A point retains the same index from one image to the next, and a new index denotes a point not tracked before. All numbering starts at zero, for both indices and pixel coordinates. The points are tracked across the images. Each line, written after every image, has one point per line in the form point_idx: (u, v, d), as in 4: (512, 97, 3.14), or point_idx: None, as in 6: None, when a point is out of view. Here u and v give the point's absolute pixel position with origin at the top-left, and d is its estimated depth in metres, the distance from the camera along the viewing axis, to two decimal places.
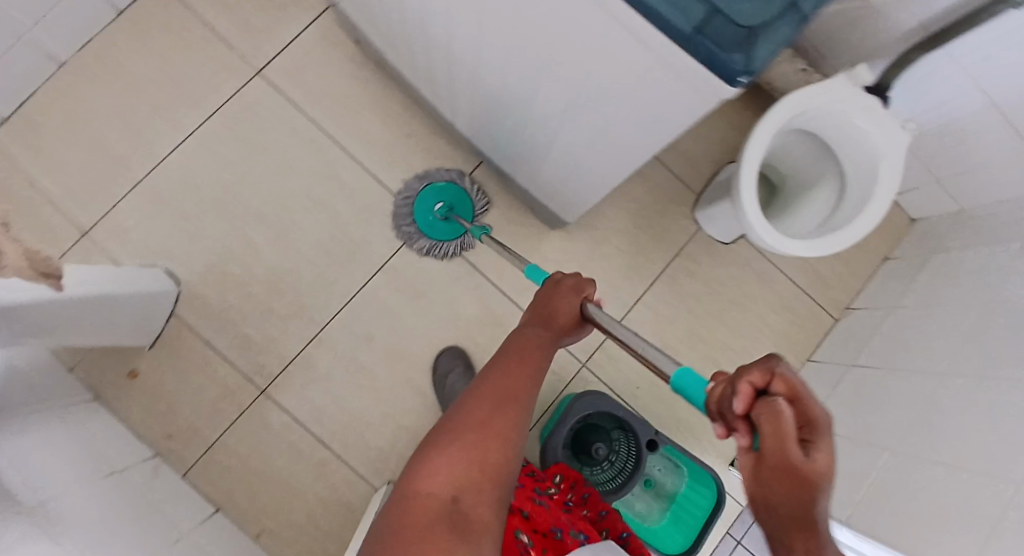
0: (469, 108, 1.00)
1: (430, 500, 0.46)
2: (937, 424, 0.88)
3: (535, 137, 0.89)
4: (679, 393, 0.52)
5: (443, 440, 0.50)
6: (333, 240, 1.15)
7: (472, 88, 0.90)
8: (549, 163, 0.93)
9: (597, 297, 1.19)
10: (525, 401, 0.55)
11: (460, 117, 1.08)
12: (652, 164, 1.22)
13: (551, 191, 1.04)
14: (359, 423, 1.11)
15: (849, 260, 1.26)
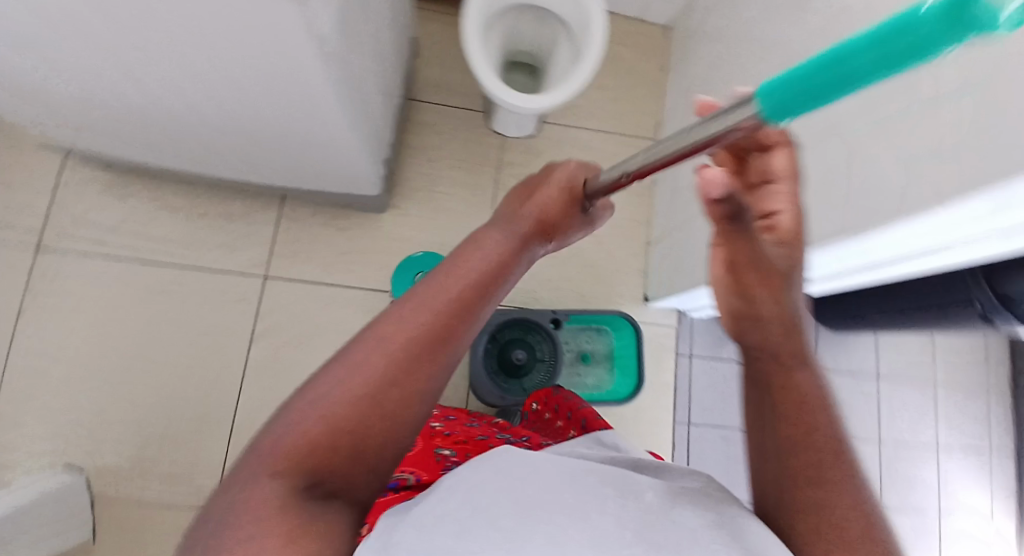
0: (221, 148, 0.99)
1: (321, 416, 0.43)
2: None
3: (282, 132, 0.90)
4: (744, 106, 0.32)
5: (346, 361, 0.45)
6: (196, 341, 1.14)
7: (203, 125, 0.90)
8: (311, 144, 0.94)
9: (454, 242, 1.21)
10: (454, 343, 0.48)
11: (227, 166, 1.07)
12: (431, 106, 1.25)
13: (341, 172, 1.04)
14: None
15: (638, 80, 1.31)
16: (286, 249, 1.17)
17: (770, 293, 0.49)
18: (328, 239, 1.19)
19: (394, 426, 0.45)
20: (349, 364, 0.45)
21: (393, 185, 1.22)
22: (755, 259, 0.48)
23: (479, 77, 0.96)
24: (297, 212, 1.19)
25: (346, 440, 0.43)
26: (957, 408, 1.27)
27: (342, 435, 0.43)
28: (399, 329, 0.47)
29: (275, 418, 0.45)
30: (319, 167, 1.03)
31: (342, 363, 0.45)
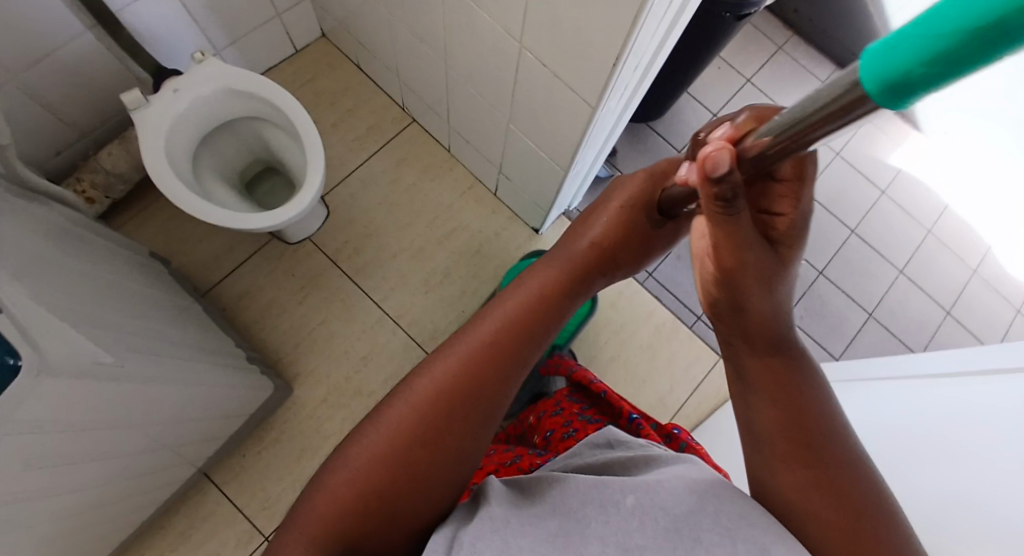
0: (107, 509, 0.83)
1: (366, 457, 0.59)
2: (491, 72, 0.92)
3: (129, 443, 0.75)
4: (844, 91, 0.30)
5: (392, 398, 0.63)
6: None
7: (60, 519, 0.73)
8: (163, 425, 0.79)
9: (368, 350, 1.13)
10: (466, 403, 0.62)
11: (135, 511, 0.92)
12: (229, 279, 1.12)
13: (223, 409, 0.92)
14: None
15: (352, 96, 1.25)
16: (259, 502, 1.05)
17: (745, 275, 0.47)
18: (276, 460, 1.06)
19: (421, 477, 0.60)
20: (388, 407, 0.63)
21: (277, 363, 1.10)
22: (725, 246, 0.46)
23: (229, 223, 0.88)
24: (231, 471, 1.05)
25: (383, 482, 0.59)
26: (777, 73, 1.41)
27: (380, 474, 0.59)
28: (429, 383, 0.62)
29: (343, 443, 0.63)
30: (204, 427, 0.91)
31: (385, 406, 0.62)
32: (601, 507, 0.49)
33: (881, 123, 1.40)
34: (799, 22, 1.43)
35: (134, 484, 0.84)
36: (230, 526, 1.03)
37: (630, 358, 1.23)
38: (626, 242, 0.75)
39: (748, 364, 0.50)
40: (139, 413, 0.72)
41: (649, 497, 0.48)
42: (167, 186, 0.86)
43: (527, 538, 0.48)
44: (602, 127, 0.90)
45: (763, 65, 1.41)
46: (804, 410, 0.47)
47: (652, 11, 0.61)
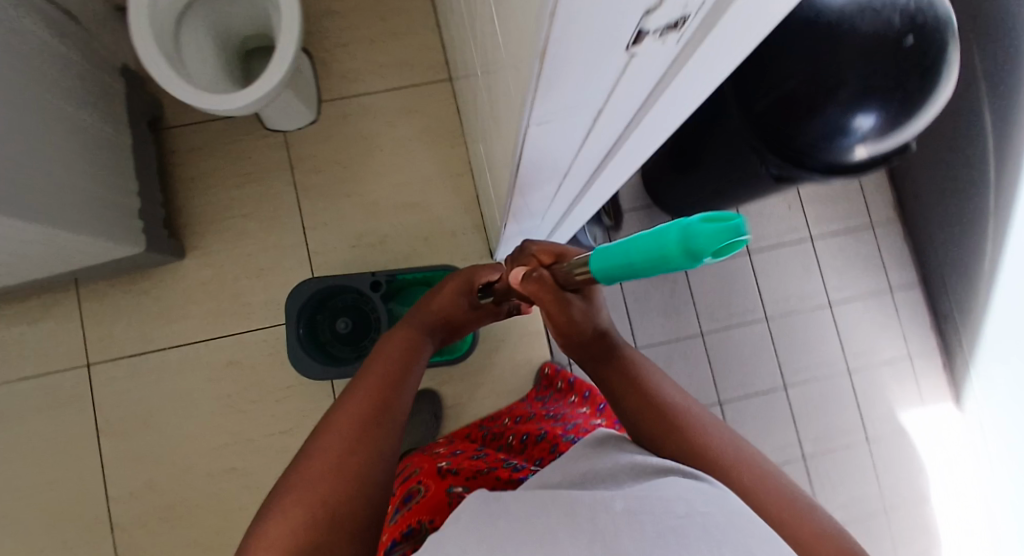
0: None
1: (286, 524, 0.46)
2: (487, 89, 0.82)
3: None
4: (608, 263, 0.38)
5: (302, 456, 0.52)
6: (45, 455, 1.04)
7: None
8: (25, 239, 0.81)
9: (269, 263, 1.11)
10: (385, 413, 0.56)
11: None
12: (194, 130, 1.11)
13: (101, 248, 0.93)
14: (212, 543, 1.04)
15: (407, 26, 1.17)
16: (100, 333, 1.07)
17: (575, 319, 0.54)
18: (135, 307, 1.08)
19: (364, 492, 0.50)
20: (320, 438, 0.53)
21: (186, 227, 1.10)
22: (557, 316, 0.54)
23: (157, 77, 0.83)
24: (96, 292, 1.07)
25: (346, 497, 0.49)
26: (847, 249, 1.18)
27: (342, 482, 0.49)
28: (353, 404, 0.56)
29: (256, 530, 0.48)
30: (76, 253, 0.92)
31: (300, 461, 0.51)
32: (586, 513, 0.35)
33: (921, 369, 1.17)
34: (914, 210, 1.18)
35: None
36: (68, 336, 1.06)
37: None
38: (462, 313, 0.74)
39: (610, 379, 0.56)
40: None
41: (642, 503, 0.36)
42: (134, 22, 0.83)
43: (519, 539, 0.35)
44: (542, 202, 0.80)
45: (839, 232, 1.19)
46: (665, 405, 0.52)
47: (542, 118, 0.49)
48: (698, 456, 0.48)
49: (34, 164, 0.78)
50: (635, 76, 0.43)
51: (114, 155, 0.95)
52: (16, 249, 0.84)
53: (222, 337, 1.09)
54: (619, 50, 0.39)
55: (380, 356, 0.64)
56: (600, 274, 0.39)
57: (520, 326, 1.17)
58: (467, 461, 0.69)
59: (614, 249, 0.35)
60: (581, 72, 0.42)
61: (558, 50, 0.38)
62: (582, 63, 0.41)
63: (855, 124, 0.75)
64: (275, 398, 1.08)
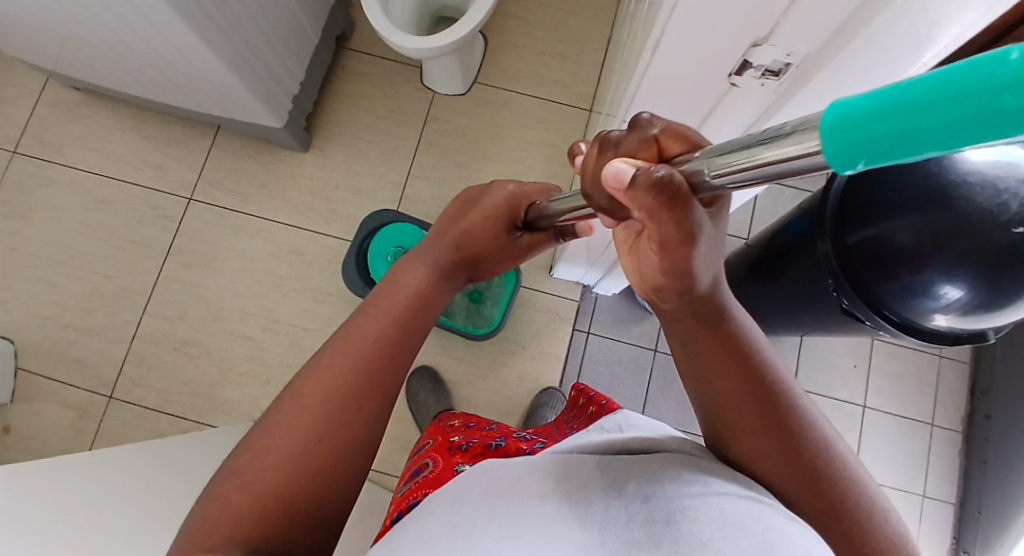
0: (149, 75, 1.05)
1: (246, 493, 0.40)
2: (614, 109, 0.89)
3: (185, 61, 0.94)
4: (843, 139, 0.17)
5: (278, 412, 0.44)
6: (119, 250, 1.18)
7: (119, 48, 0.96)
8: (211, 75, 0.97)
9: (367, 188, 1.22)
10: (378, 373, 0.47)
11: (164, 95, 1.13)
12: (369, 59, 1.27)
13: (255, 112, 1.08)
14: (202, 388, 1.13)
15: (577, 54, 1.30)
16: (213, 178, 1.21)
17: (695, 263, 0.39)
18: (249, 171, 1.22)
19: (345, 461, 0.44)
20: (287, 411, 0.44)
21: (320, 129, 1.24)
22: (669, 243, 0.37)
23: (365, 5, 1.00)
24: (228, 145, 1.23)
25: (319, 477, 0.42)
26: (891, 432, 1.12)
27: (310, 471, 0.42)
28: (327, 378, 0.45)
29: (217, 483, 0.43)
30: (235, 106, 1.08)
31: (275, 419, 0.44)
32: (594, 495, 0.37)
33: None
34: (977, 430, 1.10)
35: (167, 78, 1.03)
36: (189, 169, 1.21)
37: None
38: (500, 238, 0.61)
39: (706, 344, 0.45)
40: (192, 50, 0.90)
41: (650, 486, 0.37)
42: None
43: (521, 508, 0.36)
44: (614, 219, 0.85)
45: (892, 412, 1.13)
46: (766, 403, 0.44)
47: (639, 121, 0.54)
48: (789, 465, 0.42)
49: (247, 20, 0.93)
50: (734, 108, 0.47)
51: (303, 48, 1.12)
52: (198, 77, 0.99)
53: (299, 228, 1.20)
54: (721, 76, 0.44)
55: (389, 290, 0.52)
56: (835, 151, 0.18)
57: (541, 345, 1.16)
58: (476, 436, 0.73)
59: (917, 86, 0.14)
60: (687, 88, 0.47)
61: (668, 52, 0.43)
62: (687, 77, 0.45)
63: (942, 290, 0.71)
64: (313, 298, 1.17)
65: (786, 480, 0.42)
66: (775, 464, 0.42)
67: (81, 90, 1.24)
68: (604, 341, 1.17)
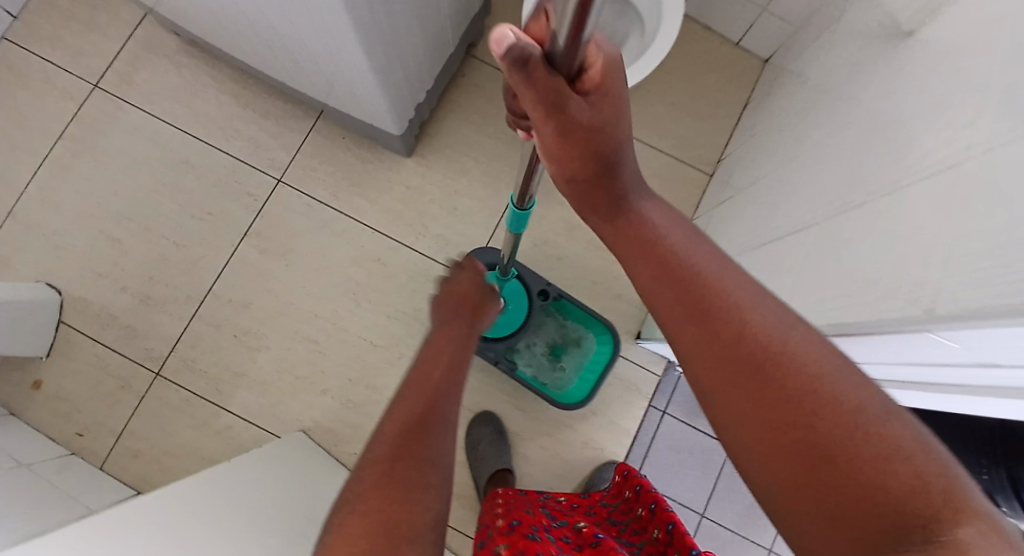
0: (274, 54, 0.97)
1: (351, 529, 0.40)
2: (796, 191, 0.81)
3: (330, 59, 0.87)
4: None
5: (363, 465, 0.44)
6: (193, 219, 1.11)
7: (260, 27, 0.88)
8: (349, 76, 0.90)
9: (463, 209, 1.15)
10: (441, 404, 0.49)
11: (278, 72, 1.05)
12: (492, 73, 1.19)
13: (375, 116, 1.01)
14: (255, 384, 1.06)
15: (706, 115, 1.24)
16: (305, 164, 1.14)
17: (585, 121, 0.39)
18: (345, 165, 1.14)
19: (420, 497, 0.42)
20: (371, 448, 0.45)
21: (426, 136, 1.16)
22: (563, 118, 0.39)
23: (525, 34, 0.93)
24: (328, 133, 1.15)
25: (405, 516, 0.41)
26: None
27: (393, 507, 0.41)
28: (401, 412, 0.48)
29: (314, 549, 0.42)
30: (356, 105, 1.01)
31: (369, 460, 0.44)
32: None
33: None
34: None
35: (297, 64, 0.96)
36: (282, 149, 1.14)
37: (532, 480, 1.13)
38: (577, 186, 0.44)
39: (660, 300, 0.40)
40: (344, 55, 0.83)
41: None
42: None
43: None
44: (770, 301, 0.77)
45: None
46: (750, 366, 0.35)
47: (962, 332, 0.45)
48: (778, 462, 0.33)
49: (406, 32, 0.86)
50: None
51: (439, 57, 1.04)
52: (331, 75, 0.92)
53: (386, 236, 1.13)
54: None
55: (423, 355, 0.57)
56: None
57: (613, 415, 1.17)
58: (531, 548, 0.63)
59: None
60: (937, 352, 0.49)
61: None
62: None
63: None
64: (386, 314, 1.10)
65: (780, 483, 0.33)
66: (765, 466, 0.34)
67: (182, 37, 1.15)
68: (675, 424, 1.20)
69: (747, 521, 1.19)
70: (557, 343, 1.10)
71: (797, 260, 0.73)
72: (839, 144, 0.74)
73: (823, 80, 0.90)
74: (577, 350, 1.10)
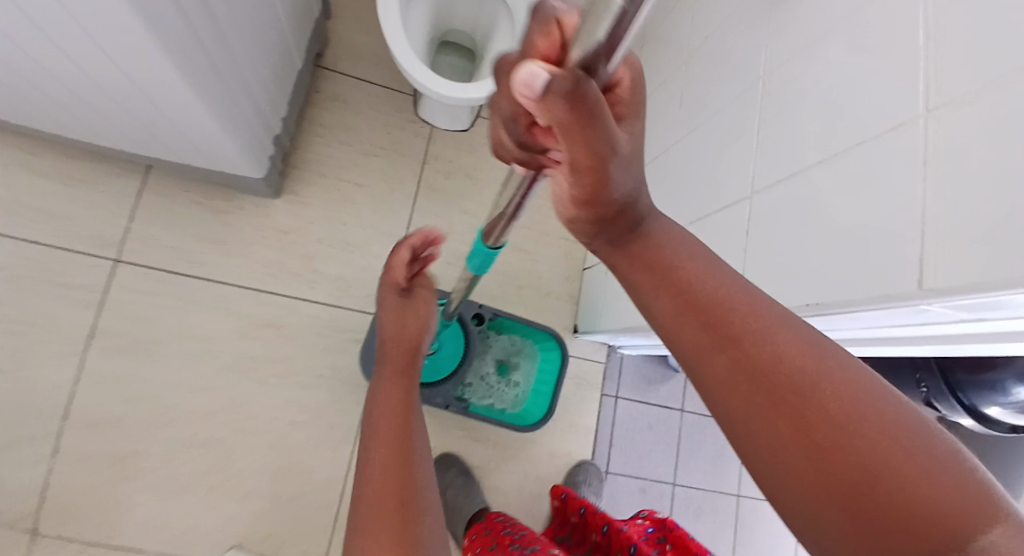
0: (68, 112, 0.76)
1: None
2: (714, 163, 0.79)
3: (151, 107, 0.68)
4: None
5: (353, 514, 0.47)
6: (15, 336, 0.87)
7: (38, 83, 0.67)
8: (182, 122, 0.72)
9: (360, 243, 1.00)
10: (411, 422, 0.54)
11: (79, 131, 0.83)
12: (351, 81, 1.03)
13: (224, 160, 0.83)
14: (161, 511, 0.88)
15: None
16: (150, 234, 0.93)
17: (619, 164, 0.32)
18: (202, 223, 0.95)
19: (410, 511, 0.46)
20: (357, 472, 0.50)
21: (293, 169, 0.99)
22: (587, 137, 0.28)
23: (385, 29, 0.82)
24: (168, 189, 0.94)
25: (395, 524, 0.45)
26: None
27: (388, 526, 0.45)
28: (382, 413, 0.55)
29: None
30: (197, 153, 0.82)
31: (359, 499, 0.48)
32: None
33: None
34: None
35: (106, 120, 0.76)
36: (113, 222, 0.92)
37: (507, 511, 1.05)
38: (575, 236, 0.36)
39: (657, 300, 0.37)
40: (169, 100, 0.65)
41: None
42: None
43: None
44: None
45: None
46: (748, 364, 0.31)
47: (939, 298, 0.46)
48: (806, 473, 0.28)
49: (240, 57, 0.70)
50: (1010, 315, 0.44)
51: (285, 76, 0.87)
52: (159, 124, 0.73)
53: (276, 296, 0.96)
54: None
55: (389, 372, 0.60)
56: None
57: (572, 417, 1.10)
58: None
59: None
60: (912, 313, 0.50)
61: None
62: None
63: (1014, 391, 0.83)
64: (300, 384, 0.95)
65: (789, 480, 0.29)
66: (791, 478, 0.29)
67: None
68: (632, 404, 1.15)
69: (718, 477, 1.16)
70: (500, 362, 1.02)
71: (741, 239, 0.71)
72: (746, 119, 0.73)
73: (707, 38, 0.87)
74: (525, 363, 1.03)
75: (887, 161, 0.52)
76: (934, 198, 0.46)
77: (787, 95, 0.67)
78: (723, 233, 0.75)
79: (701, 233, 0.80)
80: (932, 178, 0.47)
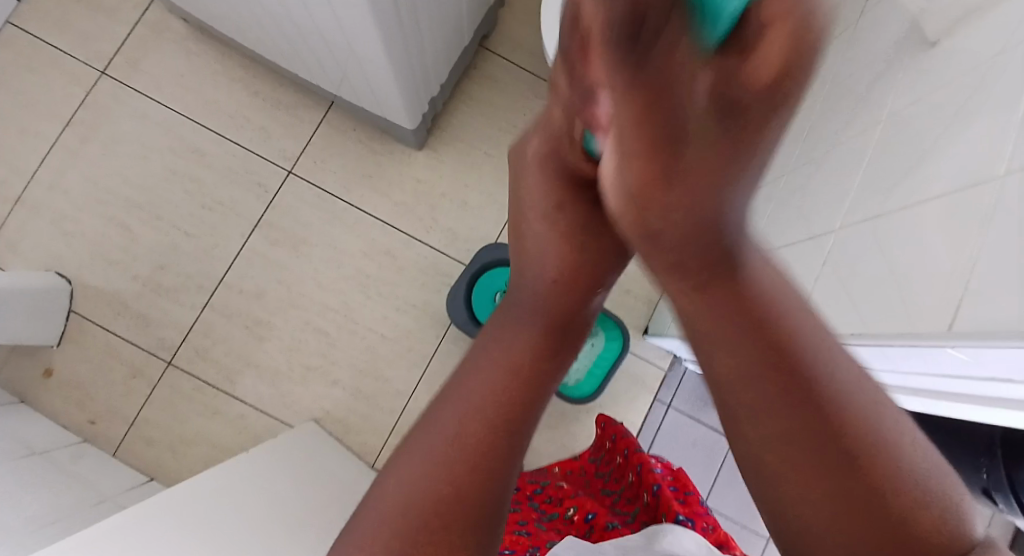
0: (288, 45, 0.96)
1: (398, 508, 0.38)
2: (809, 199, 0.83)
3: (350, 53, 0.86)
4: None
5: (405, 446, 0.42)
6: (203, 209, 1.11)
7: (275, 19, 0.88)
8: (369, 71, 0.90)
9: (476, 202, 1.14)
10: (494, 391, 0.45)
11: (288, 60, 1.04)
12: (505, 65, 1.18)
13: (389, 106, 1.01)
14: (267, 373, 1.07)
15: None
16: (317, 155, 1.13)
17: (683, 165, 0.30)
18: (357, 158, 1.14)
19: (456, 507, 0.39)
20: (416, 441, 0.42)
21: (437, 128, 1.15)
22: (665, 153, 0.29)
23: (545, 19, 0.95)
24: (340, 122, 1.14)
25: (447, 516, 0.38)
26: None
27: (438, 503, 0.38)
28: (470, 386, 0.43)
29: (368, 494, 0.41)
30: (370, 97, 1.00)
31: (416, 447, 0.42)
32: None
33: None
34: None
35: (312, 57, 0.96)
36: (293, 140, 1.13)
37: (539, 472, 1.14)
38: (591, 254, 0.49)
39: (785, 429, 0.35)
40: (366, 51, 0.83)
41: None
42: None
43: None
44: None
45: None
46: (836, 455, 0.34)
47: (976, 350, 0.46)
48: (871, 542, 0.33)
49: (424, 28, 0.86)
50: None
51: (453, 49, 1.03)
52: (345, 66, 0.91)
53: (398, 229, 1.13)
54: None
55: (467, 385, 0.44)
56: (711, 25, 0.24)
57: (620, 410, 1.17)
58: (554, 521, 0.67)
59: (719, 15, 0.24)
60: (934, 362, 0.52)
61: None
62: None
63: None
64: (397, 306, 1.11)
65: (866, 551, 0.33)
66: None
67: (189, 22, 1.14)
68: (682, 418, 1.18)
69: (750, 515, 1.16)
70: None
71: (807, 271, 0.75)
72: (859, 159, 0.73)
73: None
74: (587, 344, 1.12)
75: (971, 213, 0.52)
76: (1001, 255, 0.47)
77: (897, 136, 0.67)
78: (791, 265, 0.79)
79: (773, 264, 0.84)
80: (1003, 241, 0.47)
